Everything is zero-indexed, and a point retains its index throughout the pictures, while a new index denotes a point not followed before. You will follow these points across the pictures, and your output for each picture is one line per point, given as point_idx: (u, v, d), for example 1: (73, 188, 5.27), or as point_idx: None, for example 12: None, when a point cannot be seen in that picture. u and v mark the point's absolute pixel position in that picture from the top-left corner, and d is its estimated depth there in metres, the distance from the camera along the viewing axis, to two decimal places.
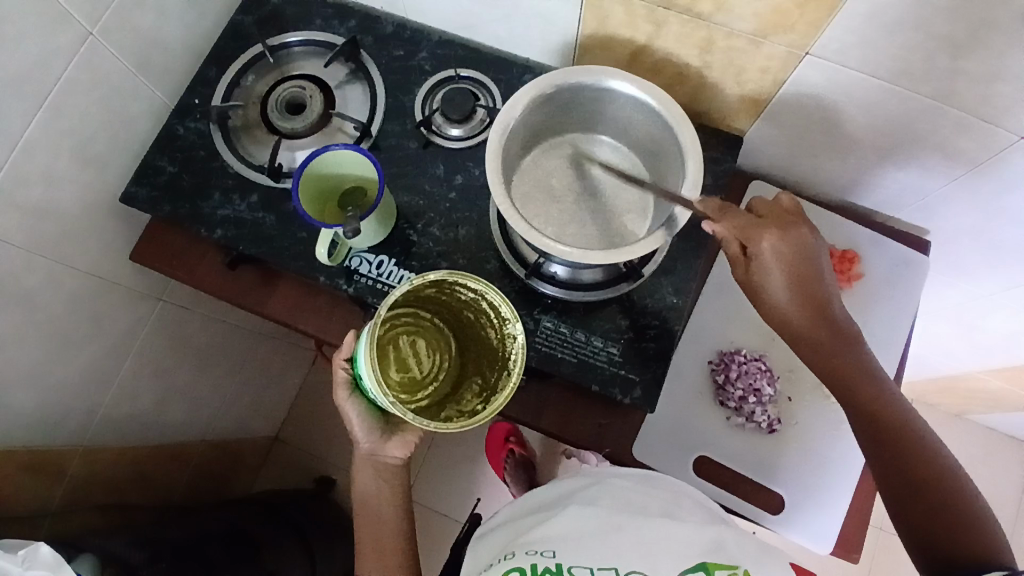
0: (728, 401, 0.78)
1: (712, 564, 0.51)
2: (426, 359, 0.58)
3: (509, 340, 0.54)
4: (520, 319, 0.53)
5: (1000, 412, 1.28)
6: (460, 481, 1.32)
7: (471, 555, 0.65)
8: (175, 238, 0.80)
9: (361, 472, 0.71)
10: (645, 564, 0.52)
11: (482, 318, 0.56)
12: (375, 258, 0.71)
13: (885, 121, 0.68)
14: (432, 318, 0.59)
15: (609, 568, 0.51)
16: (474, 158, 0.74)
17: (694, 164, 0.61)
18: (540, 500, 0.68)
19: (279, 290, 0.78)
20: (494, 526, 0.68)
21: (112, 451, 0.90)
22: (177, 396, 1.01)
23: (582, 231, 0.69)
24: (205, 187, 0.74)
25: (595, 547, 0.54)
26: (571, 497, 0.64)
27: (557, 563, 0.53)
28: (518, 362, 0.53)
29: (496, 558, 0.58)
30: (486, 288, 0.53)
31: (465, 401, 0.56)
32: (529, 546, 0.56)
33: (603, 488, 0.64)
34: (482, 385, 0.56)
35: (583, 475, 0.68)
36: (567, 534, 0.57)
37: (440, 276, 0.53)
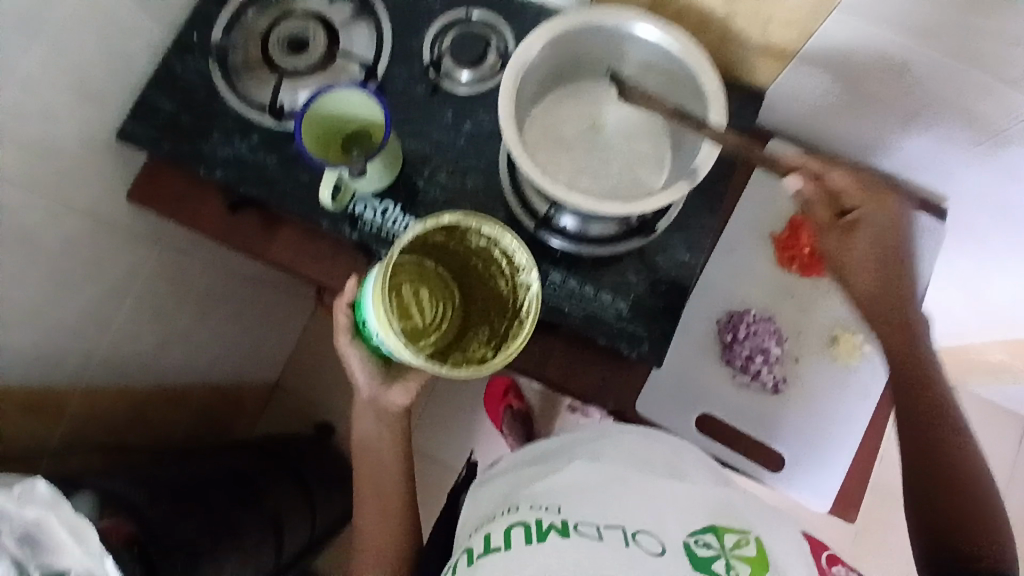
0: (734, 360, 0.77)
1: (722, 528, 0.51)
2: (429, 308, 0.57)
3: (521, 290, 0.53)
4: (535, 267, 0.51)
5: (1001, 381, 1.28)
6: (459, 435, 1.33)
7: (471, 505, 0.64)
8: (175, 179, 0.78)
9: (361, 416, 0.71)
10: (653, 525, 0.51)
11: (492, 267, 0.55)
12: (380, 205, 0.68)
13: (904, 78, 0.65)
14: (437, 266, 0.57)
15: (616, 527, 0.50)
16: (484, 104, 0.71)
17: (717, 112, 0.59)
18: (543, 452, 0.67)
19: (280, 235, 0.77)
20: (495, 475, 0.67)
21: (111, 393, 0.90)
22: (177, 342, 1.01)
23: (595, 183, 0.66)
24: (206, 126, 0.72)
25: (602, 505, 0.52)
26: (574, 451, 0.63)
27: (562, 520, 0.50)
28: (531, 312, 0.52)
29: (499, 511, 0.56)
30: (501, 233, 0.51)
31: (473, 350, 0.55)
32: (533, 502, 0.54)
33: (610, 443, 0.63)
34: (491, 335, 0.55)
35: (586, 430, 0.68)
36: (573, 488, 0.55)
37: (455, 218, 0.51)
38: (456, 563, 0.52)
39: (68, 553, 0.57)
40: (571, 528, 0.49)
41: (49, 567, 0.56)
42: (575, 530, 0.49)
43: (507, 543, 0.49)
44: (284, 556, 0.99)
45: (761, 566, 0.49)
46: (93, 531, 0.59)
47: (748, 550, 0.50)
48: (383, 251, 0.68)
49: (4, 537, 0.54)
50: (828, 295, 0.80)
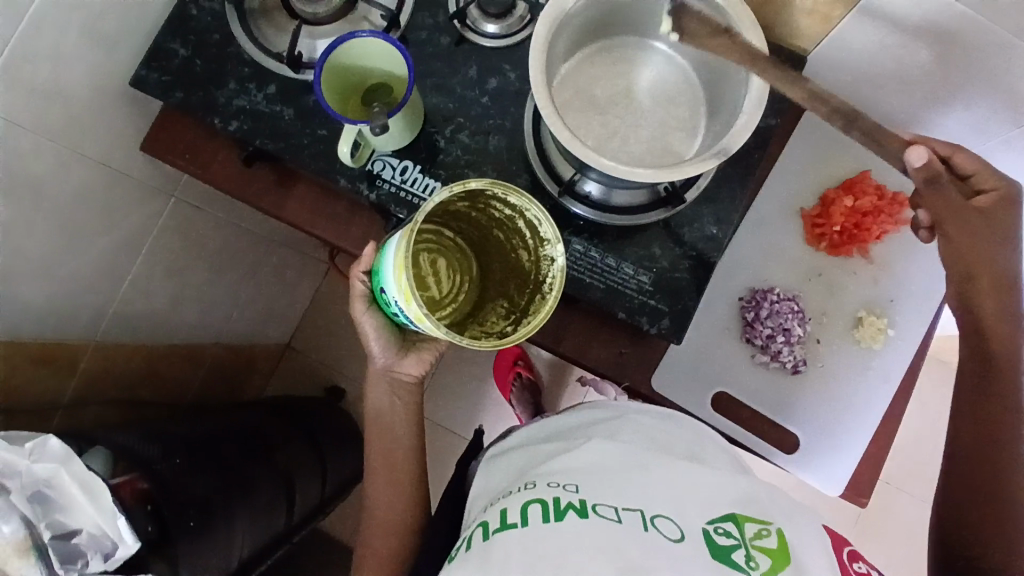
0: (755, 339, 0.75)
1: (742, 517, 0.51)
2: (446, 279, 0.55)
3: (545, 264, 0.51)
4: (562, 241, 0.49)
5: None
6: (467, 401, 1.33)
7: (484, 478, 0.63)
8: (186, 130, 0.76)
9: (374, 386, 0.71)
10: (672, 510, 0.50)
11: (514, 239, 0.53)
12: (399, 163, 0.66)
13: (958, 51, 0.61)
14: (455, 237, 0.55)
15: (634, 509, 0.49)
16: (510, 59, 0.68)
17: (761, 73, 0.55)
18: (554, 430, 0.66)
19: (295, 192, 0.75)
20: (507, 449, 0.66)
21: (124, 346, 0.90)
22: (189, 297, 1.00)
23: (624, 148, 0.63)
24: (220, 74, 0.69)
25: (621, 486, 0.52)
26: (588, 432, 0.62)
27: (580, 500, 0.50)
28: (555, 287, 0.50)
29: (515, 488, 0.56)
30: (527, 205, 0.49)
31: (491, 323, 0.53)
32: (550, 479, 0.54)
33: (626, 424, 0.63)
34: (509, 308, 0.54)
35: (598, 409, 0.67)
36: (591, 469, 0.55)
37: (482, 185, 0.48)
38: (469, 538, 0.51)
39: (82, 510, 0.58)
40: (589, 508, 0.49)
41: (62, 523, 0.57)
42: (594, 512, 0.49)
43: (524, 520, 0.49)
44: (294, 515, 1.00)
45: (781, 558, 0.47)
46: (108, 493, 0.59)
47: (768, 540, 0.48)
48: (401, 213, 0.66)
49: (14, 495, 0.55)
50: (855, 275, 0.77)
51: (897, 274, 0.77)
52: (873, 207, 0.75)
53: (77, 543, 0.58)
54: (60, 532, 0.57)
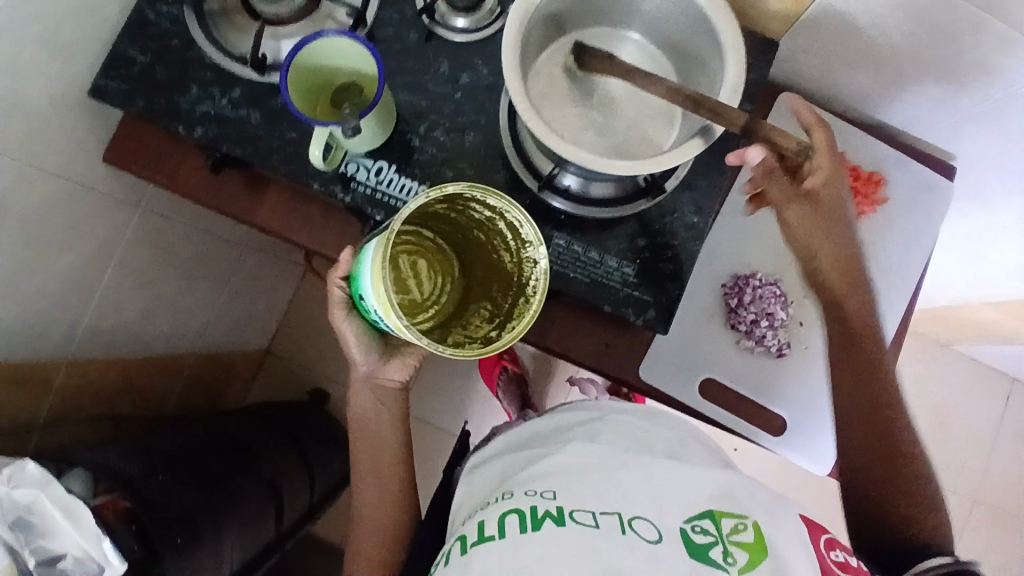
0: (740, 324, 0.75)
1: (719, 513, 0.50)
2: (427, 281, 0.54)
3: (527, 265, 0.50)
4: (544, 243, 0.48)
5: (987, 341, 1.29)
6: (454, 398, 1.32)
7: (467, 484, 0.63)
8: (151, 136, 0.73)
9: (358, 394, 0.70)
10: (650, 510, 0.50)
11: (495, 240, 0.52)
12: (373, 164, 0.65)
13: (924, 30, 0.63)
14: (435, 237, 0.54)
15: (612, 513, 0.49)
16: (482, 54, 0.67)
17: (736, 66, 0.54)
18: (542, 432, 0.66)
19: (267, 197, 0.73)
20: (493, 454, 0.66)
21: (99, 363, 0.87)
22: (163, 308, 0.97)
23: (598, 140, 0.62)
24: (182, 80, 0.67)
25: (600, 491, 0.52)
26: (575, 433, 0.62)
27: (557, 507, 0.49)
28: (539, 290, 0.49)
29: (494, 497, 0.55)
30: (507, 208, 0.48)
31: (475, 327, 0.53)
32: (528, 487, 0.53)
33: (608, 425, 0.63)
34: (493, 311, 0.53)
35: (586, 410, 0.67)
36: (575, 471, 0.55)
37: (459, 188, 0.47)
38: (448, 552, 0.51)
39: (65, 534, 0.56)
40: (566, 516, 0.48)
41: (45, 549, 0.56)
42: (571, 519, 0.48)
43: (501, 532, 0.48)
44: (284, 522, 0.99)
45: (759, 552, 0.47)
46: (89, 515, 0.56)
47: (745, 536, 0.48)
48: (378, 214, 0.65)
49: None
50: None
51: (874, 253, 0.79)
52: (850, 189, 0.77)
53: (65, 567, 0.57)
54: (45, 557, 0.56)
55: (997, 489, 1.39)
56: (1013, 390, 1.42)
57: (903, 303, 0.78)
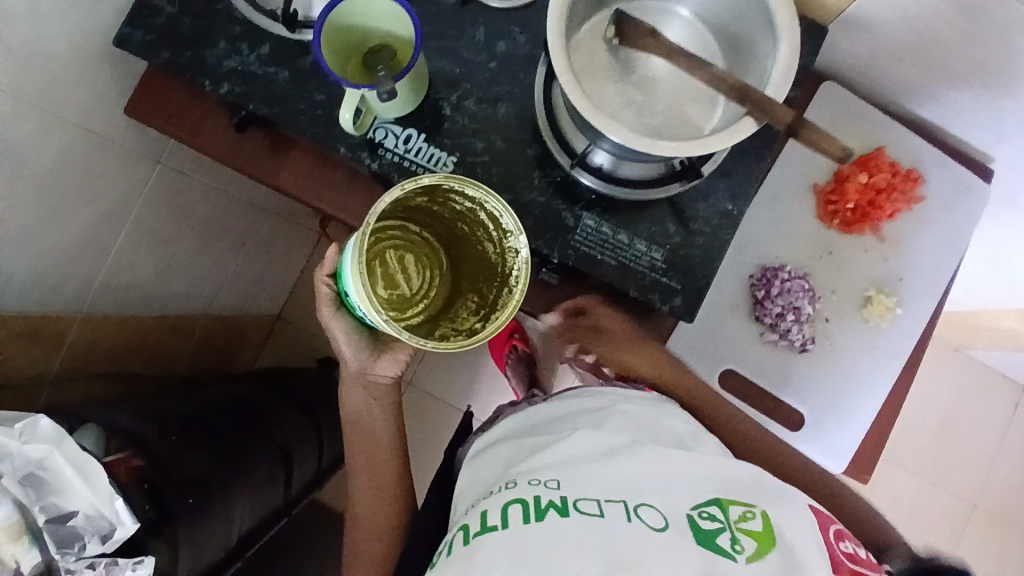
0: (765, 317, 0.73)
1: (726, 500, 0.49)
2: (415, 275, 0.55)
3: (511, 256, 0.50)
4: (524, 232, 0.48)
5: (1001, 348, 1.27)
6: (461, 372, 1.32)
7: (471, 470, 0.59)
8: (173, 91, 0.71)
9: (350, 391, 0.69)
10: (656, 496, 0.48)
11: (479, 232, 0.52)
12: (402, 131, 0.63)
13: (982, 26, 0.59)
14: (421, 231, 0.55)
15: (618, 501, 0.47)
16: (519, 22, 0.64)
17: (789, 45, 0.52)
18: (542, 418, 0.63)
19: (289, 159, 0.71)
20: (497, 438, 0.62)
21: (112, 321, 0.87)
22: (177, 267, 0.97)
23: (638, 119, 0.59)
24: (210, 33, 0.65)
25: (605, 480, 0.50)
26: (576, 422, 0.59)
27: (563, 497, 0.47)
28: (521, 280, 0.49)
29: (496, 487, 0.52)
30: (486, 197, 0.48)
31: (461, 320, 0.53)
32: (531, 477, 0.51)
33: (614, 414, 0.60)
34: (479, 303, 0.53)
35: (587, 397, 0.64)
36: (579, 461, 0.52)
37: (435, 180, 0.47)
38: (450, 543, 0.48)
39: (77, 492, 0.56)
40: (572, 506, 0.46)
41: (57, 507, 0.56)
42: (576, 509, 0.46)
43: (505, 521, 0.45)
44: (291, 488, 0.99)
45: (768, 541, 0.46)
46: (103, 475, 0.57)
47: (754, 523, 0.47)
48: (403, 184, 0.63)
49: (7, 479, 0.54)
50: (865, 253, 0.76)
51: (906, 254, 0.76)
52: (887, 185, 0.73)
53: (75, 525, 0.56)
54: (55, 515, 0.56)
55: (1001, 496, 1.38)
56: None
57: (931, 306, 0.76)
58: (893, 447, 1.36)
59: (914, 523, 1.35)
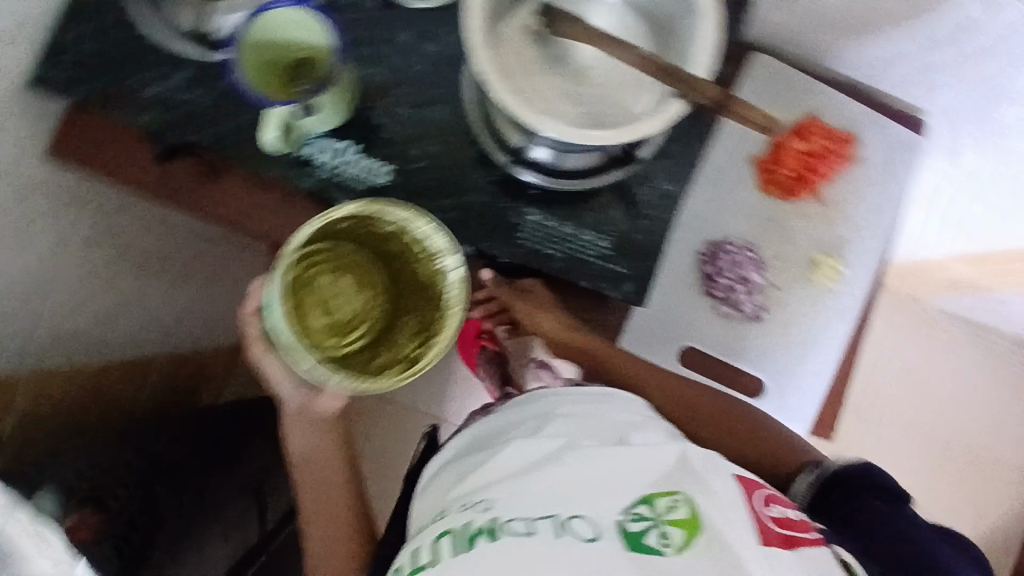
0: (716, 291, 0.75)
1: (654, 494, 0.43)
2: (351, 299, 0.58)
3: (441, 276, 0.54)
4: (455, 252, 0.52)
5: (955, 295, 1.31)
6: (434, 380, 1.30)
7: (422, 499, 0.54)
8: (94, 126, 0.69)
9: (295, 430, 0.67)
10: (586, 502, 0.43)
11: (410, 254, 0.55)
12: (334, 145, 0.62)
13: None
14: (356, 255, 0.58)
15: (548, 516, 0.42)
16: (445, 21, 0.64)
17: (710, 23, 0.54)
18: (484, 432, 0.56)
19: (223, 185, 0.69)
20: (449, 458, 0.56)
21: (61, 369, 0.83)
22: (124, 307, 0.93)
23: (573, 110, 0.59)
24: (126, 62, 0.62)
25: (533, 491, 0.44)
26: (515, 429, 0.53)
27: (489, 520, 0.43)
28: (453, 298, 0.53)
29: (431, 519, 0.49)
30: (412, 218, 0.52)
31: (400, 344, 0.55)
32: (464, 501, 0.47)
33: (553, 409, 0.54)
34: (417, 327, 0.55)
35: (528, 400, 0.57)
36: (514, 475, 0.47)
37: (358, 206, 0.51)
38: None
39: None
40: (499, 527, 0.42)
41: None
42: (502, 531, 0.42)
43: (435, 559, 0.42)
44: (268, 521, 0.96)
45: (695, 527, 0.41)
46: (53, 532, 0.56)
47: (681, 514, 0.42)
48: (342, 197, 0.62)
49: None
50: (807, 218, 0.78)
51: (848, 215, 0.78)
52: (824, 150, 0.75)
53: None
54: None
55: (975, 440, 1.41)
56: None
57: (875, 262, 0.78)
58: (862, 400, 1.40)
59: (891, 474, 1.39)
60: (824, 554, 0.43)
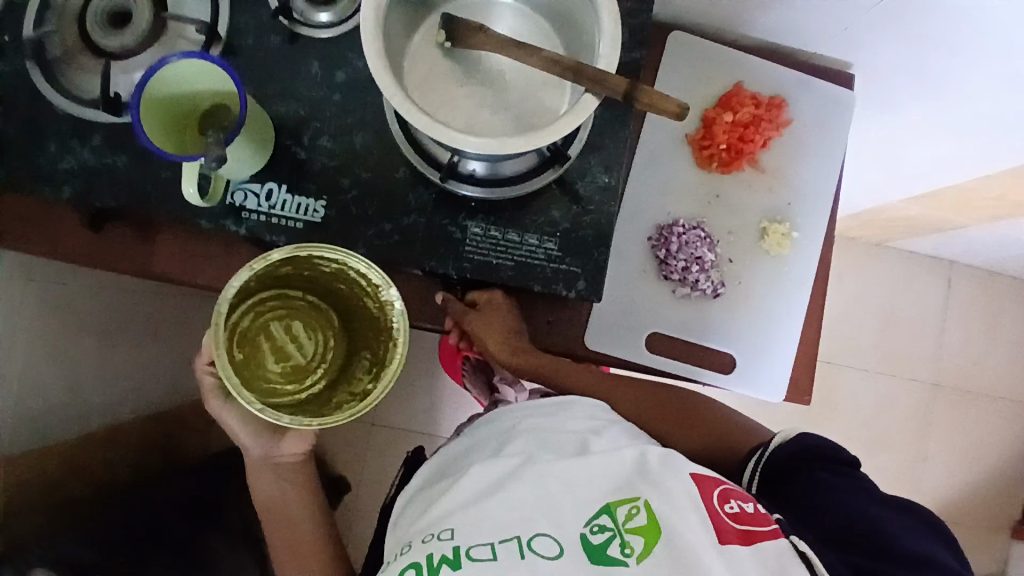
0: (672, 274, 0.75)
1: (614, 504, 0.47)
2: (307, 342, 0.58)
3: (388, 308, 0.54)
4: (391, 283, 0.52)
5: (919, 235, 1.32)
6: (420, 399, 1.29)
7: (391, 531, 0.54)
8: (17, 207, 0.67)
9: (258, 480, 0.66)
10: (549, 522, 0.46)
11: (355, 288, 0.55)
12: (261, 188, 0.61)
13: None
14: (303, 296, 0.58)
15: (512, 539, 0.45)
16: (352, 46, 0.63)
17: (610, 15, 0.53)
18: (451, 455, 0.57)
19: (160, 245, 0.67)
20: (418, 487, 0.56)
21: (35, 453, 0.81)
22: (89, 381, 0.91)
23: (495, 117, 0.59)
24: (35, 137, 0.60)
25: (494, 513, 0.46)
26: (479, 450, 0.55)
27: (454, 548, 0.45)
28: (401, 330, 0.53)
29: (394, 553, 0.49)
30: (347, 257, 0.52)
31: (357, 381, 0.56)
32: (426, 531, 0.48)
33: (520, 429, 0.55)
34: (371, 361, 0.56)
35: (492, 420, 0.58)
36: (479, 499, 0.48)
37: (288, 251, 0.51)
38: None
39: None
40: (463, 556, 0.44)
41: None
42: (467, 558, 0.44)
43: None
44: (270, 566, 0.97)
45: (654, 533, 0.45)
46: None
47: (639, 520, 0.46)
48: (278, 239, 0.61)
49: None
50: (751, 188, 0.78)
51: (790, 179, 0.79)
52: (753, 117, 0.76)
53: None
54: None
55: (956, 370, 1.45)
56: (953, 273, 1.46)
57: (824, 220, 0.79)
58: (844, 351, 1.42)
59: (882, 418, 1.41)
60: (781, 544, 0.47)
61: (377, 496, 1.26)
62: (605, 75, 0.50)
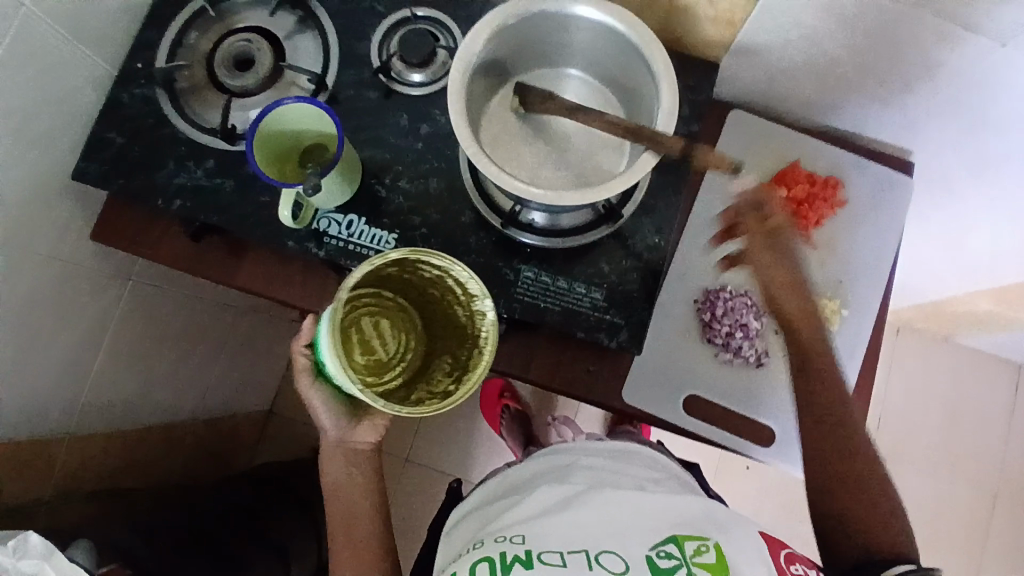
0: (716, 338, 0.77)
1: (682, 536, 0.49)
2: (391, 340, 0.62)
3: (478, 318, 0.56)
4: (488, 296, 0.54)
5: (986, 332, 1.28)
6: (457, 439, 1.32)
7: (449, 540, 0.58)
8: (132, 216, 0.76)
9: (331, 461, 0.71)
10: (614, 542, 0.49)
11: (448, 295, 0.58)
12: (343, 218, 0.68)
13: (860, 42, 0.64)
14: (394, 297, 0.62)
15: (579, 551, 0.48)
16: (438, 103, 0.70)
17: (669, 89, 0.57)
18: (507, 481, 0.63)
19: (248, 260, 0.75)
20: (474, 506, 0.62)
21: (101, 437, 0.89)
22: (162, 378, 0.99)
23: (557, 174, 0.64)
24: (159, 156, 0.70)
25: (562, 528, 0.50)
26: (543, 477, 0.60)
27: (526, 551, 0.48)
28: (490, 339, 0.55)
29: (463, 549, 0.53)
30: (451, 266, 0.54)
31: (436, 382, 0.59)
32: (497, 535, 0.52)
33: (586, 467, 0.59)
34: (452, 364, 0.59)
35: (559, 452, 0.64)
36: (545, 514, 0.53)
37: (402, 254, 0.53)
38: None
39: None
40: (534, 558, 0.47)
41: None
42: (539, 561, 0.47)
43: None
44: None
45: (720, 572, 0.46)
46: None
47: (707, 557, 0.47)
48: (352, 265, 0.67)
49: None
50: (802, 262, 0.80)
51: (841, 254, 0.80)
52: (807, 195, 0.79)
53: None
54: None
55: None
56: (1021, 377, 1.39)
57: (875, 298, 0.79)
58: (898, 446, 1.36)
59: (937, 523, 1.33)
60: None
61: (403, 532, 1.28)
62: (664, 141, 0.54)
